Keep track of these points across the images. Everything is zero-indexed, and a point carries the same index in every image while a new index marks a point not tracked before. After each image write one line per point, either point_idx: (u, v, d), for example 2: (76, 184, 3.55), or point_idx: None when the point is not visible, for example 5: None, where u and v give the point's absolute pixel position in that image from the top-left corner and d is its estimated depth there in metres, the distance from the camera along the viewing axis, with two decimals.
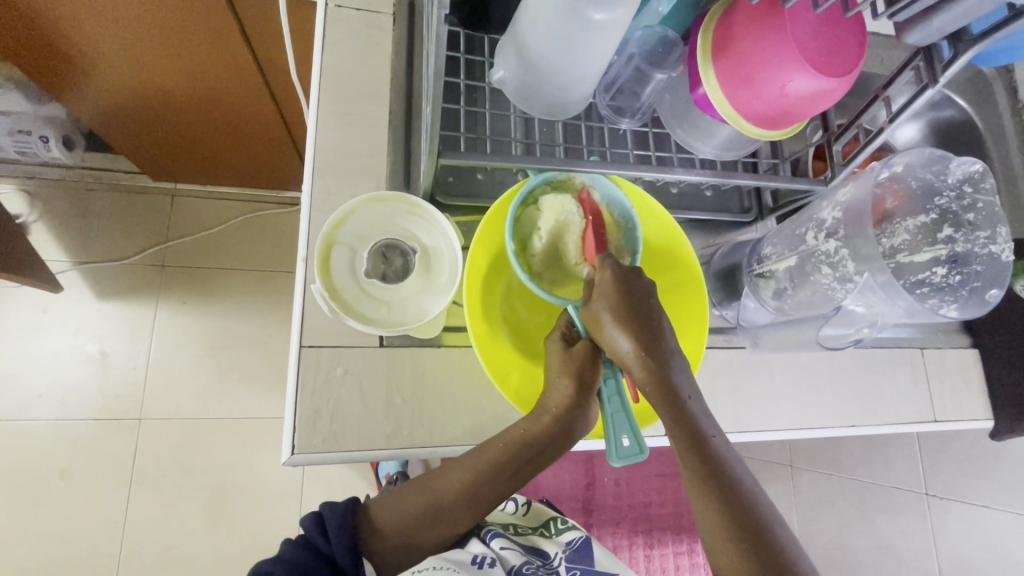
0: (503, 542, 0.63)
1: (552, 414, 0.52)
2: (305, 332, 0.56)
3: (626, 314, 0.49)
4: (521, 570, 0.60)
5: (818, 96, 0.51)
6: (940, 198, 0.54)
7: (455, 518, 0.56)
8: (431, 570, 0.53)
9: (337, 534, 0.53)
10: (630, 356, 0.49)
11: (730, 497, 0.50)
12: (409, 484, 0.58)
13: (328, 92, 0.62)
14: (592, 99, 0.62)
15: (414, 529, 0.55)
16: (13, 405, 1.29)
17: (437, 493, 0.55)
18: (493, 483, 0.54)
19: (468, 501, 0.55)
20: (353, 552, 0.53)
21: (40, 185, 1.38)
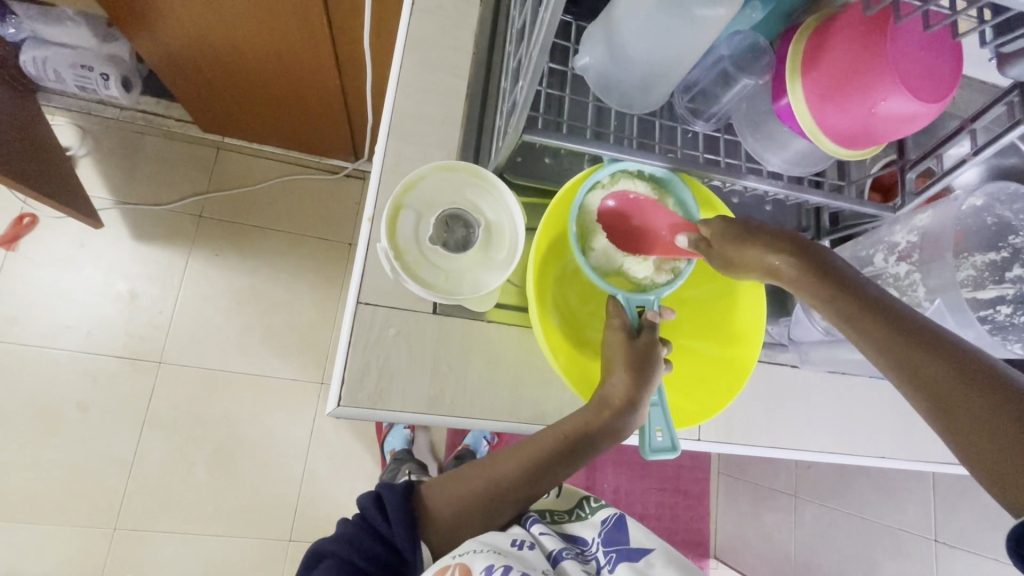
0: (542, 526, 0.58)
1: (614, 409, 0.52)
2: (363, 290, 0.57)
3: (741, 232, 0.51)
4: (560, 555, 0.54)
5: (904, 120, 0.51)
6: (1015, 237, 0.53)
7: (508, 502, 0.55)
8: (472, 553, 0.49)
9: (395, 518, 0.52)
10: (745, 253, 0.50)
11: (953, 352, 0.42)
12: (461, 467, 0.58)
13: (412, 60, 0.63)
14: (671, 97, 0.63)
15: (464, 513, 0.54)
16: (41, 332, 1.32)
17: (492, 474, 0.55)
18: (548, 469, 0.55)
19: (522, 487, 0.55)
20: (411, 537, 0.51)
21: (93, 121, 1.41)
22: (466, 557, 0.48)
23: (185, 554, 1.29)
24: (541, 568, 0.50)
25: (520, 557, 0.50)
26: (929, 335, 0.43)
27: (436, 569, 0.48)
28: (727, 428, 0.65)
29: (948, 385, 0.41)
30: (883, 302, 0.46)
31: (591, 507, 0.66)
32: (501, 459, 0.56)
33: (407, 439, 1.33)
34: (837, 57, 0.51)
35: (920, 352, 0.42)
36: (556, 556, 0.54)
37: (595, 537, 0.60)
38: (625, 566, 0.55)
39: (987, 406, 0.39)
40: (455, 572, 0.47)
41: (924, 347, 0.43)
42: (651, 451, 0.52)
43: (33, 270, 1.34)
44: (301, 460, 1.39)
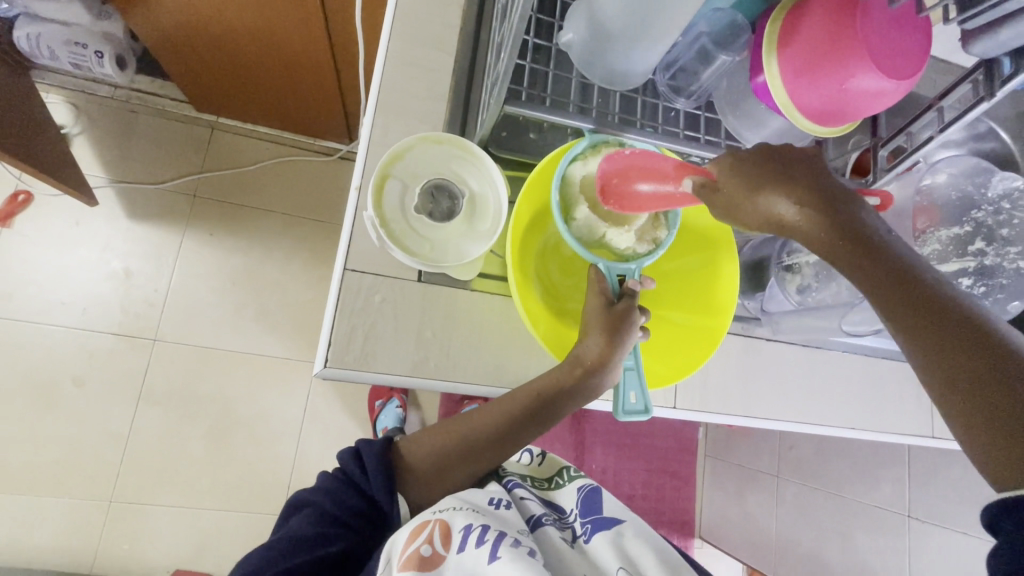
0: (524, 491, 0.59)
1: (584, 367, 0.55)
2: (350, 258, 0.58)
3: (763, 177, 0.43)
4: (541, 520, 0.55)
5: (874, 96, 0.52)
6: (977, 211, 0.55)
7: (484, 458, 0.58)
8: (451, 511, 0.51)
9: (372, 471, 0.55)
10: (754, 209, 0.43)
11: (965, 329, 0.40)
12: (442, 422, 0.61)
13: (399, 35, 0.64)
14: (653, 75, 0.64)
15: (442, 464, 0.58)
16: (37, 309, 1.33)
17: (470, 431, 0.58)
18: (524, 426, 0.58)
19: (498, 444, 0.58)
20: (388, 490, 0.54)
21: (87, 99, 1.41)
22: (446, 515, 0.50)
23: (181, 527, 1.32)
24: (518, 526, 0.51)
25: (497, 516, 0.51)
26: (947, 313, 0.41)
27: (416, 524, 0.50)
28: (702, 397, 0.67)
29: (957, 368, 0.40)
30: (905, 272, 0.42)
31: (569, 475, 0.67)
32: (479, 415, 0.59)
33: (399, 417, 1.36)
34: (810, 35, 0.53)
35: (931, 329, 0.41)
36: (536, 521, 0.55)
37: (573, 507, 0.61)
38: (600, 536, 0.56)
39: (993, 394, 0.39)
40: (434, 527, 0.49)
41: (940, 327, 0.41)
42: (624, 412, 0.54)
43: (27, 247, 1.35)
44: (293, 436, 1.41)
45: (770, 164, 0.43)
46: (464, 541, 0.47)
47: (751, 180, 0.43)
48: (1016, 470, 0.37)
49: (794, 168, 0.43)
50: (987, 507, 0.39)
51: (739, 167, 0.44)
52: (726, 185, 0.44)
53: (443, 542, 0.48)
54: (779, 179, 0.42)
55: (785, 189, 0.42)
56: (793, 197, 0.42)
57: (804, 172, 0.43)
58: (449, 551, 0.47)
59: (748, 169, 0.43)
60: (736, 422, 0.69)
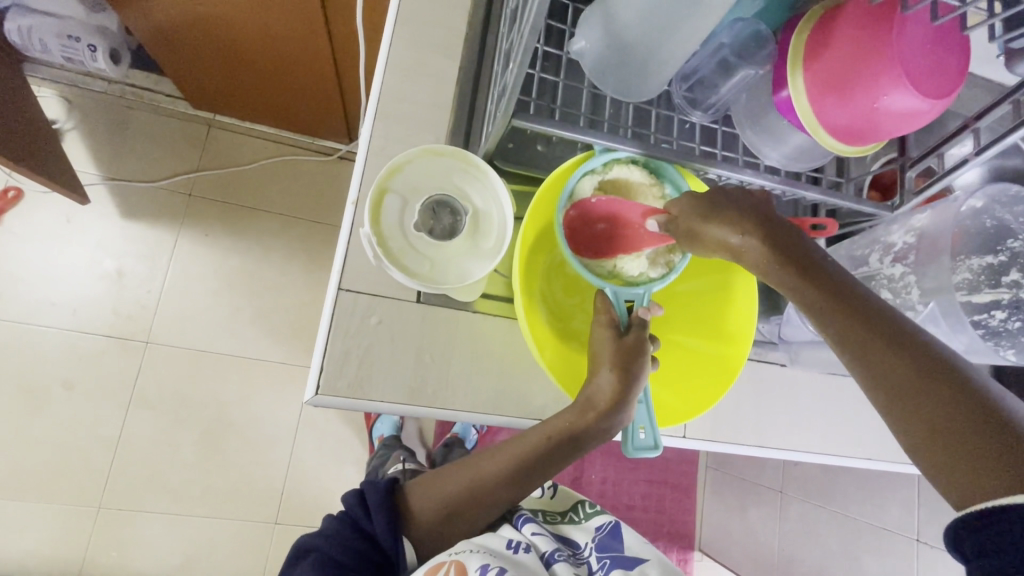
0: (534, 526, 0.56)
1: (598, 409, 0.52)
2: (345, 276, 0.55)
3: (712, 208, 0.48)
4: (553, 558, 0.53)
5: (908, 116, 0.49)
6: (1013, 241, 0.52)
7: (492, 502, 0.55)
8: (467, 552, 0.49)
9: (377, 514, 0.52)
10: (723, 234, 0.47)
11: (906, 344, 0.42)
12: (446, 465, 0.57)
13: (401, 38, 0.61)
14: (669, 86, 0.61)
15: (448, 512, 0.54)
16: (26, 309, 1.30)
17: (477, 473, 0.55)
18: (535, 468, 0.54)
19: (505, 488, 0.55)
20: (393, 533, 0.52)
21: (81, 94, 1.37)
22: (462, 556, 0.49)
23: (171, 534, 1.29)
24: (539, 574, 0.50)
25: (515, 562, 0.50)
26: (892, 332, 0.43)
27: (431, 564, 0.48)
28: (713, 426, 0.64)
29: (902, 383, 0.41)
30: (857, 294, 0.45)
31: (586, 512, 0.64)
32: (488, 457, 0.56)
33: (396, 426, 1.33)
34: (841, 49, 0.49)
35: (884, 344, 0.42)
36: (548, 559, 0.53)
37: (589, 542, 0.59)
38: (618, 571, 0.53)
39: (942, 407, 0.39)
40: (450, 568, 0.48)
41: (888, 344, 0.42)
42: (633, 448, 0.51)
43: (17, 245, 1.31)
44: (288, 443, 1.38)
45: (723, 196, 0.49)
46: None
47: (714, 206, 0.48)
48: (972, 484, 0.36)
49: (748, 204, 0.48)
50: (949, 529, 0.37)
51: (699, 199, 0.49)
52: (681, 219, 0.49)
53: None
54: (730, 210, 0.48)
55: (733, 219, 0.47)
56: (741, 226, 0.47)
57: (750, 204, 0.48)
58: None
59: (701, 202, 0.48)
60: (748, 450, 0.66)
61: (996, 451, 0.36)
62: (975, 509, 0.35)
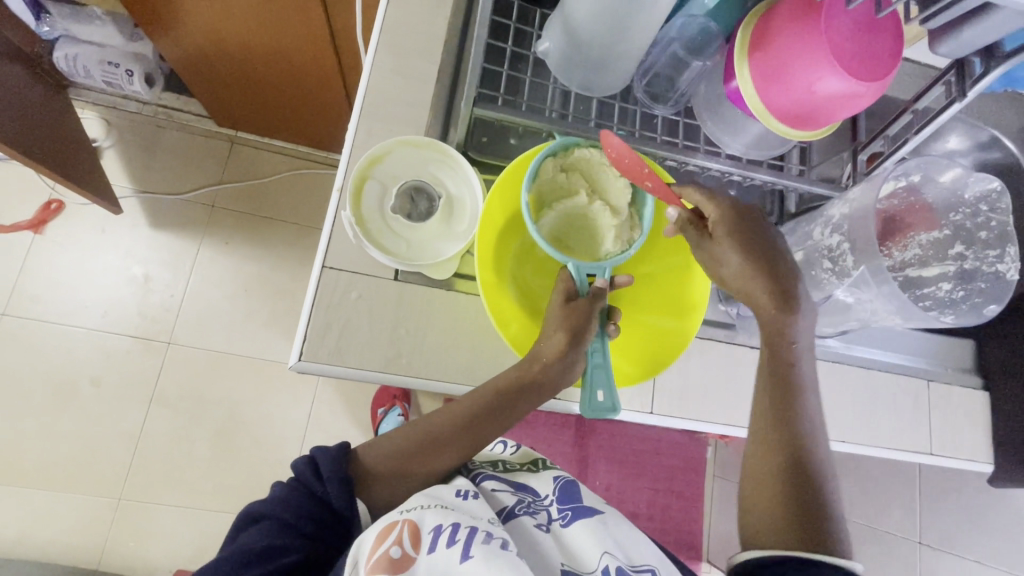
0: (495, 484, 0.60)
1: (543, 364, 0.56)
2: (329, 255, 0.60)
3: (755, 253, 0.54)
4: (513, 512, 0.56)
5: (845, 98, 0.52)
6: (956, 214, 0.55)
7: (439, 458, 0.57)
8: (419, 510, 0.51)
9: (331, 479, 0.53)
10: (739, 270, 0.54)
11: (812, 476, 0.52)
12: (398, 427, 0.60)
13: (386, 45, 0.67)
14: (630, 81, 0.65)
15: (399, 468, 0.57)
16: (62, 311, 1.40)
17: (429, 431, 0.58)
18: (483, 424, 0.58)
19: (457, 441, 0.57)
20: (348, 496, 0.53)
21: (118, 115, 1.50)
22: (414, 516, 0.50)
23: (184, 527, 1.34)
24: (485, 517, 0.51)
25: (465, 510, 0.52)
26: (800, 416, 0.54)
27: (385, 525, 0.49)
28: (680, 402, 0.66)
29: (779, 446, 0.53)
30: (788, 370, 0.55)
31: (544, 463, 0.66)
32: (440, 414, 0.59)
33: (399, 425, 1.36)
34: (778, 38, 0.53)
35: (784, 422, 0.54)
36: (508, 512, 0.56)
37: (550, 492, 0.60)
38: (579, 523, 0.55)
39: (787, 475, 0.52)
40: (404, 529, 0.48)
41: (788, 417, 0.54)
42: (591, 409, 0.54)
43: (57, 252, 1.43)
44: (296, 441, 1.43)
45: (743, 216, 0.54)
46: (435, 542, 0.47)
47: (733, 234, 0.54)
48: (770, 533, 0.50)
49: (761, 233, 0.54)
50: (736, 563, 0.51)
51: (742, 219, 0.54)
52: (716, 226, 0.54)
53: (414, 543, 0.47)
54: (763, 259, 0.54)
55: (746, 249, 0.53)
56: (769, 292, 0.54)
57: (789, 270, 0.55)
58: (420, 552, 0.47)
59: (751, 236, 0.54)
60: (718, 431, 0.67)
61: (793, 510, 0.50)
62: (759, 554, 0.49)
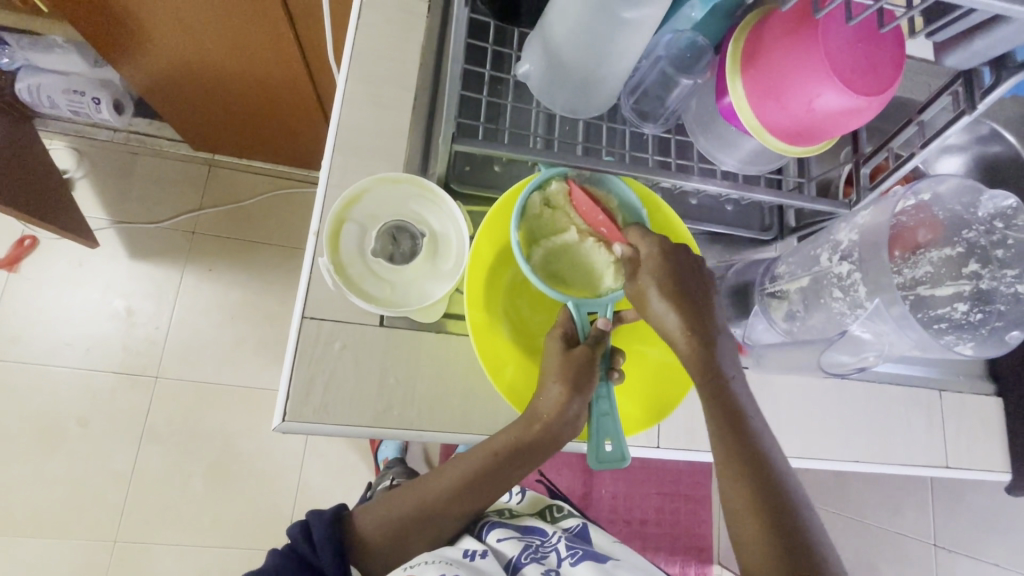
0: (500, 532, 0.59)
1: (543, 423, 0.52)
2: (309, 305, 0.57)
3: (674, 291, 0.51)
4: (519, 562, 0.55)
5: (845, 115, 0.49)
6: (969, 231, 0.53)
7: (440, 520, 0.56)
8: (422, 565, 0.50)
9: (324, 546, 0.52)
10: (677, 333, 0.51)
11: (777, 512, 0.48)
12: (394, 489, 0.57)
13: (358, 73, 0.63)
14: (617, 100, 0.62)
15: (397, 534, 0.54)
16: (42, 351, 1.35)
17: (427, 495, 0.55)
18: (482, 483, 0.55)
19: (457, 502, 0.55)
20: (340, 563, 0.52)
21: (89, 144, 1.45)
22: (417, 570, 0.50)
23: (184, 565, 1.31)
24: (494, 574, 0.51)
25: (472, 567, 0.51)
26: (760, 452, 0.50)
27: None
28: (687, 432, 0.64)
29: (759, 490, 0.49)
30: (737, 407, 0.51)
31: (554, 515, 0.68)
32: (437, 475, 0.56)
33: (399, 448, 1.33)
34: (772, 52, 0.50)
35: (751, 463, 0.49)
36: (514, 564, 0.55)
37: (557, 535, 0.61)
38: (588, 563, 0.55)
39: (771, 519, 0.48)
40: None
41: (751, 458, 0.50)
42: (599, 461, 0.50)
43: (34, 290, 1.38)
44: (295, 469, 1.40)
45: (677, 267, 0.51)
46: None
47: (670, 289, 0.50)
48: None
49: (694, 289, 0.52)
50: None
51: (672, 267, 0.51)
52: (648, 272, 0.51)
53: None
54: (687, 309, 0.51)
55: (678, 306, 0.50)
56: (686, 332, 0.50)
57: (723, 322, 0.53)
58: None
59: (675, 275, 0.51)
60: None
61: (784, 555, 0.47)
62: None
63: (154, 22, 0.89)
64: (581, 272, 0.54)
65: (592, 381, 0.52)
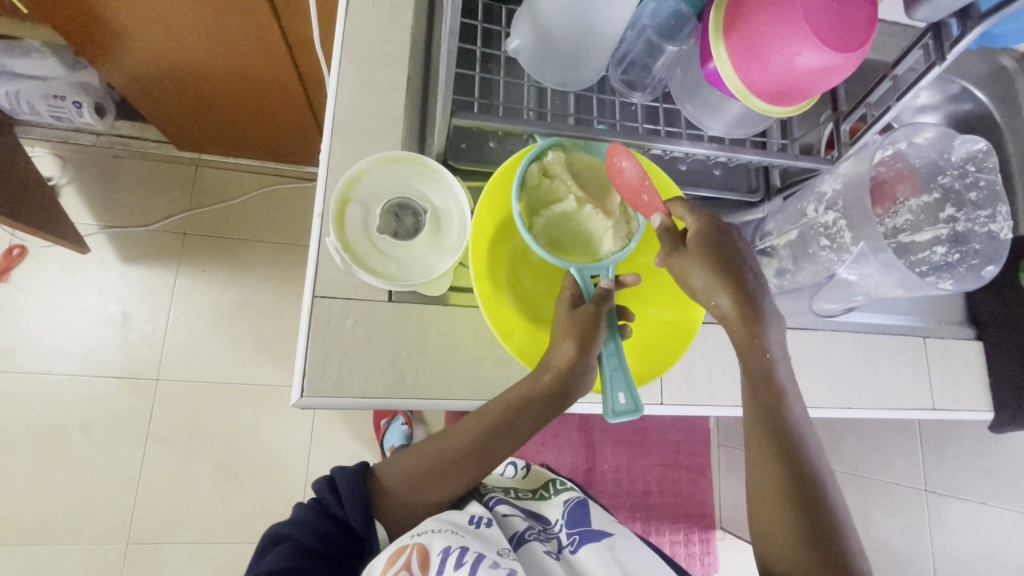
0: (507, 508, 0.62)
1: (554, 371, 0.55)
2: (318, 284, 0.58)
3: (718, 263, 0.53)
4: (525, 536, 0.59)
5: (824, 72, 0.52)
6: (944, 176, 0.56)
7: (456, 477, 0.58)
8: (429, 534, 0.53)
9: (350, 501, 0.55)
10: (727, 307, 0.53)
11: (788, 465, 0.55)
12: (413, 446, 0.60)
13: (351, 57, 0.64)
14: (605, 72, 0.64)
15: (416, 487, 0.57)
16: (40, 361, 1.35)
17: (444, 451, 0.58)
18: (496, 440, 0.57)
19: (473, 459, 0.57)
20: (366, 517, 0.55)
21: (71, 150, 1.43)
22: (425, 538, 0.52)
23: (199, 563, 1.33)
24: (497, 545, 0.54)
25: (479, 536, 0.54)
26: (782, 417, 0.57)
27: (394, 550, 0.51)
28: (688, 389, 0.66)
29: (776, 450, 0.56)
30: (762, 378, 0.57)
31: (554, 488, 0.70)
32: (454, 433, 0.59)
33: (404, 435, 1.35)
34: (753, 16, 0.52)
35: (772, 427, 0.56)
36: (520, 537, 0.59)
37: (560, 518, 0.64)
38: (588, 547, 0.59)
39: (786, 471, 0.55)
40: (412, 551, 0.50)
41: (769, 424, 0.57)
42: (614, 413, 0.52)
43: (27, 300, 1.37)
44: (302, 462, 1.42)
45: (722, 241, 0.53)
46: (442, 565, 0.50)
47: (715, 264, 0.53)
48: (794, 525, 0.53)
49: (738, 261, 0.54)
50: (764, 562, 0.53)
51: (718, 237, 0.54)
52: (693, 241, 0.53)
53: (422, 564, 0.50)
54: (735, 280, 0.53)
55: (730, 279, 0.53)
56: (737, 307, 0.53)
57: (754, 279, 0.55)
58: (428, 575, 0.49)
59: (721, 250, 0.53)
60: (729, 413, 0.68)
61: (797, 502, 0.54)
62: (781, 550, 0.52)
63: (135, 19, 0.88)
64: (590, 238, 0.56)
65: (598, 332, 0.54)
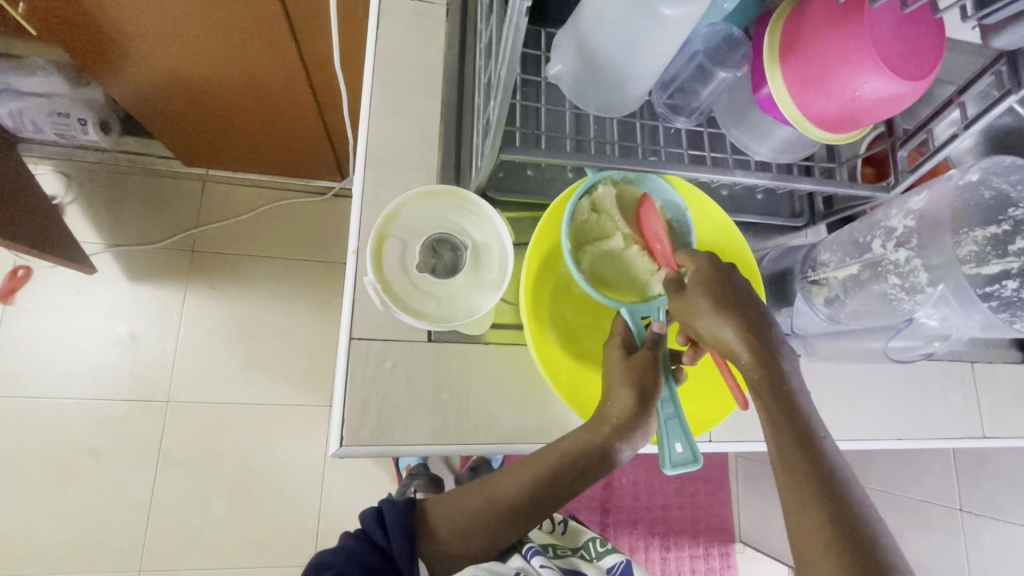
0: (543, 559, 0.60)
1: (612, 425, 0.52)
2: (355, 326, 0.56)
3: (723, 301, 0.49)
4: None
5: (889, 101, 0.49)
6: (1017, 209, 0.48)
7: (505, 526, 0.55)
8: None
9: (394, 531, 0.54)
10: (731, 341, 0.49)
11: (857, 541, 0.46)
12: (464, 487, 0.58)
13: (382, 84, 0.62)
14: (649, 96, 0.62)
15: (466, 530, 0.55)
16: (47, 384, 1.31)
17: (497, 495, 0.55)
18: (551, 492, 0.54)
19: (525, 508, 0.55)
20: (410, 553, 0.53)
21: (75, 167, 1.40)
22: None
23: None
24: None
25: None
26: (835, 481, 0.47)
27: None
28: (736, 424, 0.64)
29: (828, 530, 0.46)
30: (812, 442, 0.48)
31: (596, 550, 0.73)
32: (506, 477, 0.56)
33: None
34: (815, 42, 0.49)
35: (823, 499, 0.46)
36: None
37: None
38: None
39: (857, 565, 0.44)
40: None
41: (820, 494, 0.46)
42: (671, 464, 0.49)
43: (33, 323, 1.33)
44: (317, 483, 1.39)
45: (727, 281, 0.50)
46: None
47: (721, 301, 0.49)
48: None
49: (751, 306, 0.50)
50: None
51: (719, 277, 0.50)
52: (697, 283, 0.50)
53: None
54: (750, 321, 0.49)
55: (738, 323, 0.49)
56: (745, 348, 0.49)
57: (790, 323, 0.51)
58: None
59: (721, 286, 0.49)
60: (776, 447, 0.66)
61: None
62: None
63: (145, 36, 0.85)
64: (624, 279, 0.54)
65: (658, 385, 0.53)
